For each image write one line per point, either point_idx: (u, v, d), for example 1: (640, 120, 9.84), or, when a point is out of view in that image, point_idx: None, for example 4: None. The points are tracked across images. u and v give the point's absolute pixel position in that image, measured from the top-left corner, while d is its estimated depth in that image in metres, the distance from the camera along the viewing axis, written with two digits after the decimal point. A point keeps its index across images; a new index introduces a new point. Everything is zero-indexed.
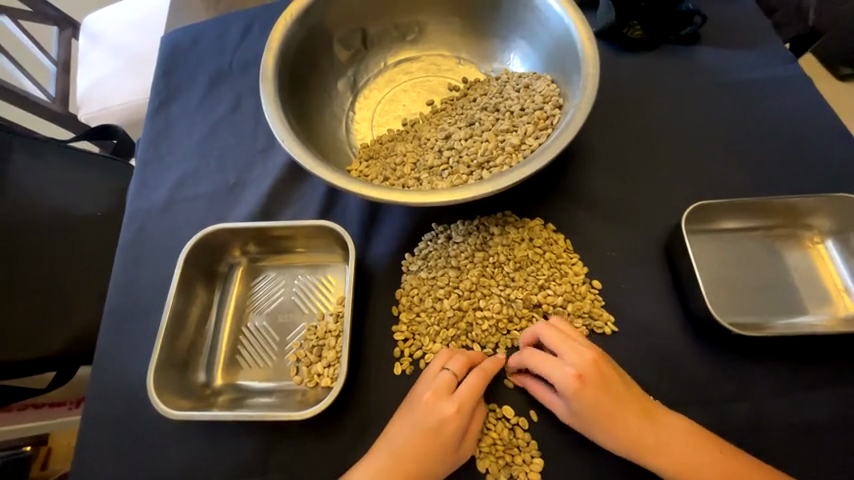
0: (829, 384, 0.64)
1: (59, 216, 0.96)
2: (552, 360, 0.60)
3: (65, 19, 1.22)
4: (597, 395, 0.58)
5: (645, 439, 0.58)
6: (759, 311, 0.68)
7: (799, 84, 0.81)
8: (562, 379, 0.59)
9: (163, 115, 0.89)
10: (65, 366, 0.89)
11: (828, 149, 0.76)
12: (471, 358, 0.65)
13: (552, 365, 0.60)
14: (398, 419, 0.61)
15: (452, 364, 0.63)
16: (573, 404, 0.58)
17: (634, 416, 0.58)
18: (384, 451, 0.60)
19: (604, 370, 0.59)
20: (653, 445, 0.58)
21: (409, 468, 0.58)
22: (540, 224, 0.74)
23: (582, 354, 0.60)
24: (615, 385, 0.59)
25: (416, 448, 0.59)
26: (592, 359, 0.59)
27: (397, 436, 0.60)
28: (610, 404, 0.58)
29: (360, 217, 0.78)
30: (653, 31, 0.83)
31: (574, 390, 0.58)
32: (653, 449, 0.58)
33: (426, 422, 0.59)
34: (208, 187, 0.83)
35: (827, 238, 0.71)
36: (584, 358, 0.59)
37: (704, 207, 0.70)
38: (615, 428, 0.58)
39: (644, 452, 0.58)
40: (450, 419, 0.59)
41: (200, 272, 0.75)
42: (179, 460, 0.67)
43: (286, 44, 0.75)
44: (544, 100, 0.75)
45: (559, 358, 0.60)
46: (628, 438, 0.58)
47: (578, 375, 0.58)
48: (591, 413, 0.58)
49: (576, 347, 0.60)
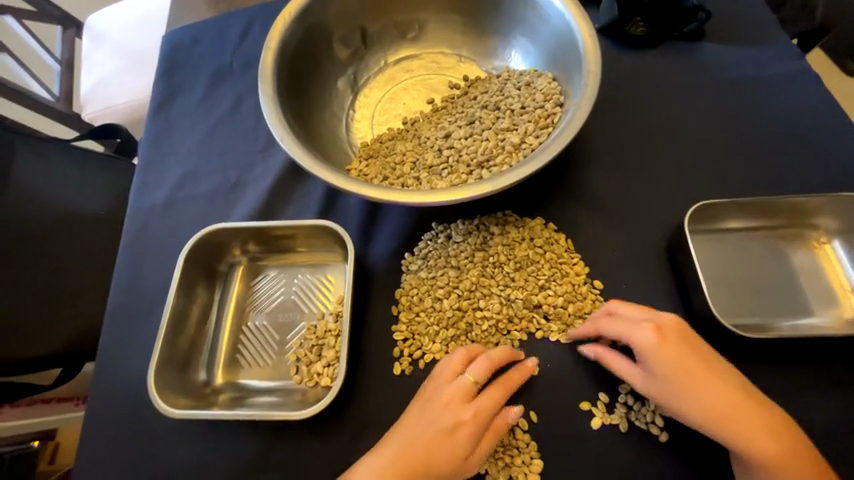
0: (834, 386, 0.63)
1: (62, 214, 0.97)
2: (633, 319, 0.60)
3: (68, 18, 1.23)
4: (681, 349, 0.57)
5: (729, 409, 0.54)
6: (763, 312, 0.67)
7: (806, 80, 0.79)
8: (641, 335, 0.58)
9: (164, 114, 0.89)
10: (69, 363, 0.90)
11: (834, 146, 0.75)
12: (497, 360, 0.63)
13: (628, 324, 0.60)
14: (411, 415, 0.61)
15: (473, 368, 0.62)
16: (651, 360, 0.57)
17: (718, 385, 0.55)
18: (392, 446, 0.59)
19: (686, 334, 0.58)
20: (737, 418, 0.54)
21: (415, 465, 0.57)
22: (540, 223, 0.74)
23: (661, 315, 0.60)
24: (699, 349, 0.57)
25: (426, 447, 0.57)
26: (672, 319, 0.59)
27: (409, 431, 0.59)
28: (690, 361, 0.56)
29: (360, 217, 0.77)
30: (656, 28, 0.82)
31: (653, 342, 0.57)
32: (734, 423, 0.54)
33: (439, 423, 0.58)
34: (209, 186, 0.83)
35: (834, 237, 0.70)
36: (665, 318, 0.59)
37: (707, 206, 0.69)
38: (697, 391, 0.55)
39: (729, 428, 0.54)
40: (464, 424, 0.58)
41: (201, 272, 0.75)
42: (180, 458, 0.68)
43: (285, 43, 0.74)
44: (544, 98, 0.74)
45: (635, 318, 0.60)
46: (712, 408, 0.55)
47: (657, 328, 0.58)
48: (671, 370, 0.56)
49: (652, 311, 0.61)
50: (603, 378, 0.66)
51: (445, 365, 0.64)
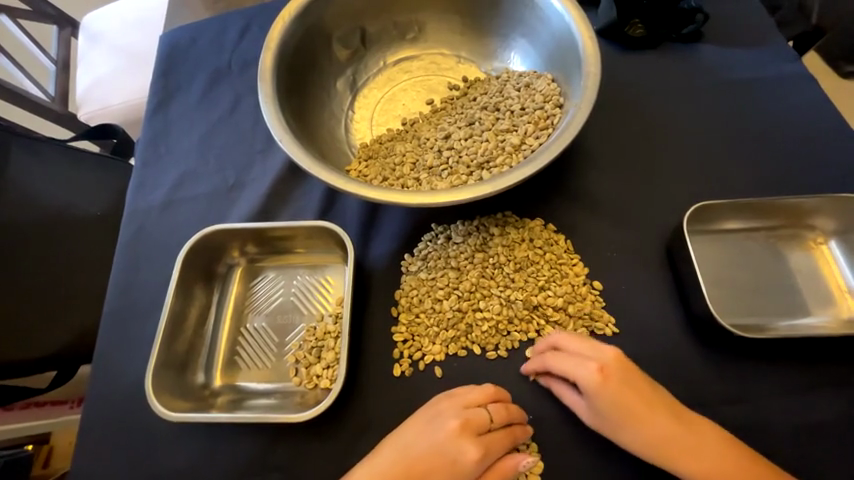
0: (832, 385, 0.63)
1: (57, 216, 0.96)
2: (576, 355, 0.60)
3: (63, 18, 1.22)
4: (622, 388, 0.58)
5: (667, 438, 0.57)
6: (762, 312, 0.67)
7: (804, 81, 0.80)
8: (584, 374, 0.58)
9: (161, 115, 0.89)
10: (66, 365, 0.89)
11: (832, 147, 0.76)
12: (512, 413, 0.61)
13: (573, 361, 0.60)
14: (413, 427, 0.60)
15: (493, 408, 0.60)
16: (594, 398, 0.58)
17: (658, 417, 0.57)
18: (389, 448, 0.60)
19: (629, 371, 0.59)
20: (675, 445, 0.57)
21: (410, 478, 0.58)
22: (540, 224, 0.74)
23: (603, 350, 0.60)
24: (639, 384, 0.59)
25: (424, 464, 0.58)
26: (613, 355, 0.59)
27: (409, 444, 0.59)
28: (632, 398, 0.58)
29: (359, 218, 0.77)
30: (655, 29, 0.82)
31: (596, 383, 0.58)
32: (672, 450, 0.57)
33: (444, 452, 0.58)
34: (206, 187, 0.83)
35: (831, 238, 0.70)
36: (606, 354, 0.60)
37: (706, 206, 0.70)
38: (638, 425, 0.57)
39: (668, 454, 0.57)
40: (468, 461, 0.58)
41: (199, 272, 0.74)
42: (178, 461, 0.67)
43: (284, 43, 0.74)
44: (544, 99, 0.75)
45: (581, 354, 0.60)
46: (653, 440, 0.57)
47: (600, 368, 0.58)
48: (615, 407, 0.58)
49: (596, 345, 0.61)
50: None
51: (462, 393, 0.62)
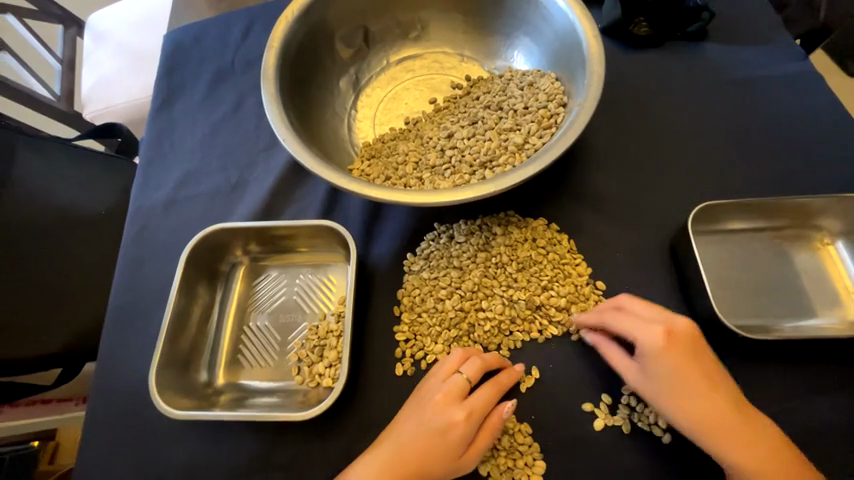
0: (838, 387, 0.63)
1: (62, 213, 0.96)
2: (641, 319, 0.60)
3: (69, 17, 1.22)
4: (684, 355, 0.57)
5: (715, 417, 0.56)
6: (767, 313, 0.67)
7: (811, 79, 0.79)
8: (648, 336, 0.58)
9: (165, 113, 0.89)
10: (70, 363, 0.90)
11: (840, 146, 0.75)
12: (489, 362, 0.64)
13: (639, 323, 0.59)
14: (406, 415, 0.61)
15: (467, 368, 0.62)
16: (652, 359, 0.58)
17: (712, 394, 0.56)
18: (389, 442, 0.60)
19: (696, 343, 0.58)
20: (723, 426, 0.55)
21: (407, 468, 0.58)
22: (543, 224, 0.74)
23: (675, 319, 0.60)
24: (704, 358, 0.58)
25: (418, 448, 0.58)
26: (686, 324, 0.59)
27: (402, 435, 0.59)
28: (690, 370, 0.57)
29: (362, 217, 0.77)
30: (659, 27, 0.82)
31: (658, 346, 0.57)
32: (717, 428, 0.56)
33: (433, 423, 0.59)
34: (210, 186, 0.83)
35: (837, 238, 0.70)
36: (679, 323, 0.59)
37: (711, 206, 0.69)
38: (687, 396, 0.57)
39: (713, 434, 0.56)
40: (457, 425, 0.58)
41: (202, 271, 0.74)
42: (180, 459, 0.67)
43: (287, 42, 0.74)
44: (548, 98, 0.74)
45: (648, 318, 0.60)
46: (701, 416, 0.56)
47: (667, 333, 0.58)
48: (669, 373, 0.57)
49: (667, 313, 0.60)
50: (606, 380, 0.66)
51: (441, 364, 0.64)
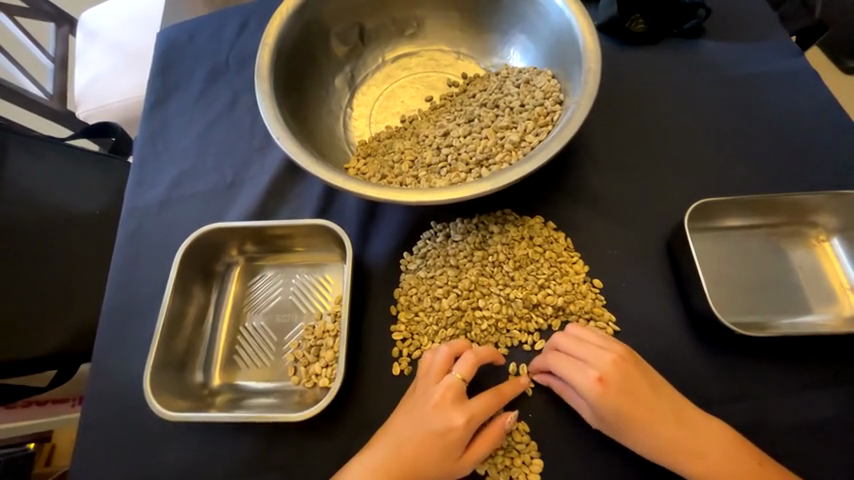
0: (835, 384, 0.63)
1: (57, 212, 0.96)
2: (574, 364, 0.59)
3: (61, 15, 1.22)
4: (621, 397, 0.57)
5: (669, 442, 0.57)
6: (764, 310, 0.67)
7: (808, 75, 0.79)
8: (584, 385, 0.58)
9: (159, 112, 0.88)
10: (65, 364, 0.89)
11: (836, 143, 0.75)
12: (482, 358, 0.64)
13: (573, 369, 0.59)
14: (401, 418, 0.61)
15: (459, 367, 0.62)
16: (593, 407, 0.58)
17: (659, 419, 0.57)
18: (386, 442, 0.59)
19: (630, 375, 0.58)
20: (676, 447, 0.57)
21: (402, 470, 0.58)
22: (540, 222, 0.73)
23: (602, 356, 0.59)
24: (640, 388, 0.58)
25: (415, 450, 0.58)
26: (613, 360, 0.58)
27: (399, 439, 0.59)
28: (633, 407, 0.57)
29: (358, 216, 0.77)
30: (656, 25, 0.82)
31: (596, 395, 0.57)
32: (673, 453, 0.57)
33: (432, 426, 0.58)
34: (204, 185, 0.82)
35: (833, 235, 0.70)
36: (607, 362, 0.58)
37: (709, 203, 0.69)
38: (639, 430, 0.57)
39: (668, 455, 0.57)
40: (457, 428, 0.58)
41: (196, 272, 0.74)
42: (176, 461, 0.67)
43: (281, 40, 0.73)
44: (544, 96, 0.74)
45: (580, 362, 0.59)
46: (653, 442, 0.57)
47: (599, 378, 0.57)
48: (616, 417, 0.57)
49: (596, 349, 0.60)
50: None
51: (430, 364, 0.63)
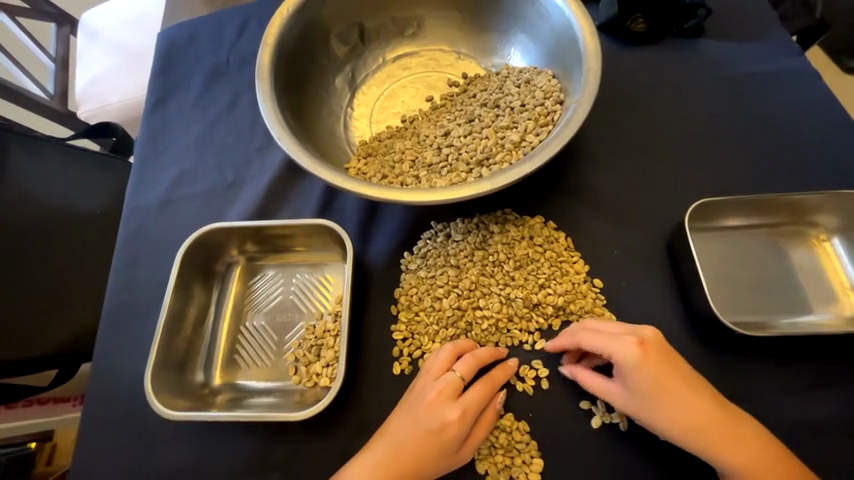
0: (835, 384, 0.63)
1: (58, 212, 0.96)
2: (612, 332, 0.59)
3: (61, 16, 1.22)
4: (660, 365, 0.57)
5: (707, 419, 0.56)
6: (764, 310, 0.67)
7: (809, 75, 0.79)
8: (625, 349, 0.57)
9: (160, 112, 0.88)
10: (66, 363, 0.89)
11: (837, 143, 0.75)
12: (483, 359, 0.64)
13: (611, 338, 0.59)
14: (398, 416, 0.61)
15: (460, 366, 0.62)
16: (634, 375, 0.57)
17: (696, 395, 0.57)
18: (383, 447, 0.59)
19: (664, 347, 0.58)
20: (713, 427, 0.56)
21: (404, 469, 0.58)
22: (540, 221, 0.73)
23: (639, 329, 0.59)
24: (676, 362, 0.58)
25: (415, 448, 0.58)
26: (651, 332, 0.59)
27: (397, 438, 0.59)
28: (672, 378, 0.56)
29: (359, 216, 0.77)
30: (656, 25, 0.82)
31: (638, 358, 0.56)
32: (711, 433, 0.56)
33: (428, 423, 0.58)
34: (205, 185, 0.83)
35: (833, 235, 0.70)
36: (645, 333, 0.59)
37: (709, 203, 0.69)
38: (674, 404, 0.56)
39: (706, 437, 0.56)
40: (451, 424, 0.58)
41: (197, 272, 0.74)
42: (177, 461, 0.67)
43: (281, 40, 0.73)
44: (544, 96, 0.74)
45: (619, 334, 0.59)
46: (690, 420, 0.56)
47: (640, 343, 0.57)
48: (653, 386, 0.56)
49: (631, 326, 0.60)
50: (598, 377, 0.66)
51: (432, 362, 0.64)
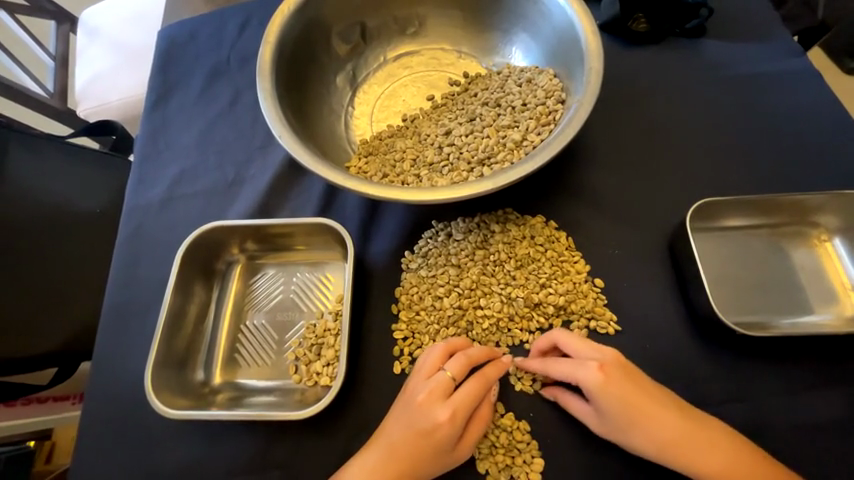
0: (835, 384, 0.63)
1: (58, 210, 0.96)
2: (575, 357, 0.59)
3: (62, 13, 1.22)
4: (624, 386, 0.57)
5: (679, 434, 0.56)
6: (765, 310, 0.67)
7: (811, 75, 0.79)
8: (586, 375, 0.57)
9: (160, 110, 0.88)
10: (66, 362, 0.89)
11: (839, 143, 0.75)
12: (474, 356, 0.63)
13: (574, 364, 0.59)
14: (393, 416, 0.60)
15: (450, 365, 0.61)
16: (599, 400, 0.57)
17: (665, 411, 0.57)
18: (380, 447, 0.59)
19: (626, 367, 0.59)
20: (685, 440, 0.56)
21: (402, 469, 0.58)
22: (541, 221, 0.73)
23: (602, 350, 0.60)
24: (639, 381, 0.58)
25: (409, 449, 0.58)
26: (612, 354, 0.59)
27: (392, 439, 0.59)
28: (639, 398, 0.57)
29: (360, 215, 0.77)
30: (658, 24, 0.81)
31: (599, 383, 0.57)
32: (685, 447, 0.56)
33: (420, 424, 0.58)
34: (205, 183, 0.82)
35: (834, 235, 0.70)
36: (607, 354, 0.59)
37: (710, 203, 0.69)
38: (645, 424, 0.56)
39: (680, 451, 0.56)
40: (443, 425, 0.57)
41: (197, 270, 0.74)
42: (176, 459, 0.67)
43: (283, 38, 0.73)
44: (546, 95, 0.74)
45: (581, 357, 0.60)
46: (662, 437, 0.56)
47: (601, 367, 0.58)
48: (619, 408, 0.57)
49: (595, 346, 0.60)
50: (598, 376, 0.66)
51: (423, 362, 0.63)
